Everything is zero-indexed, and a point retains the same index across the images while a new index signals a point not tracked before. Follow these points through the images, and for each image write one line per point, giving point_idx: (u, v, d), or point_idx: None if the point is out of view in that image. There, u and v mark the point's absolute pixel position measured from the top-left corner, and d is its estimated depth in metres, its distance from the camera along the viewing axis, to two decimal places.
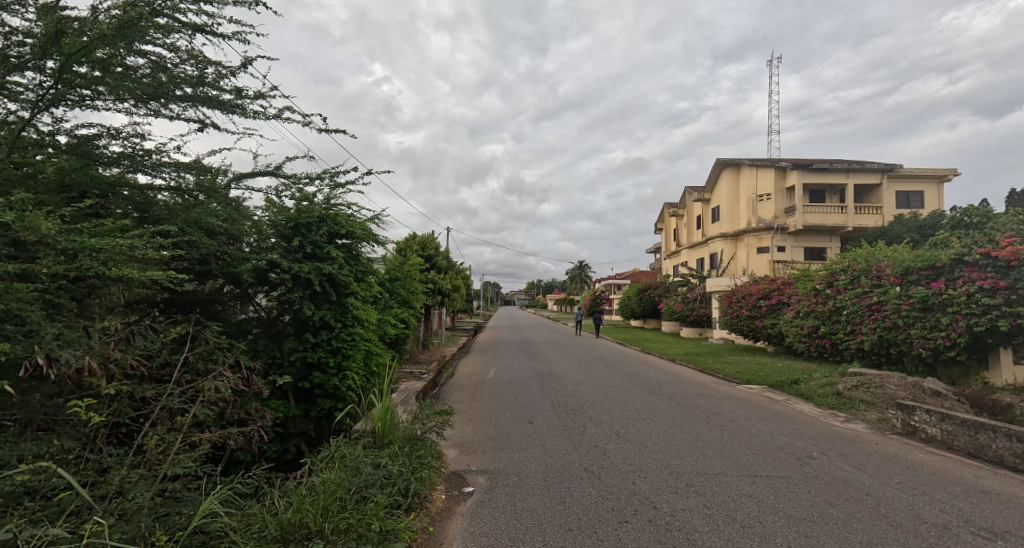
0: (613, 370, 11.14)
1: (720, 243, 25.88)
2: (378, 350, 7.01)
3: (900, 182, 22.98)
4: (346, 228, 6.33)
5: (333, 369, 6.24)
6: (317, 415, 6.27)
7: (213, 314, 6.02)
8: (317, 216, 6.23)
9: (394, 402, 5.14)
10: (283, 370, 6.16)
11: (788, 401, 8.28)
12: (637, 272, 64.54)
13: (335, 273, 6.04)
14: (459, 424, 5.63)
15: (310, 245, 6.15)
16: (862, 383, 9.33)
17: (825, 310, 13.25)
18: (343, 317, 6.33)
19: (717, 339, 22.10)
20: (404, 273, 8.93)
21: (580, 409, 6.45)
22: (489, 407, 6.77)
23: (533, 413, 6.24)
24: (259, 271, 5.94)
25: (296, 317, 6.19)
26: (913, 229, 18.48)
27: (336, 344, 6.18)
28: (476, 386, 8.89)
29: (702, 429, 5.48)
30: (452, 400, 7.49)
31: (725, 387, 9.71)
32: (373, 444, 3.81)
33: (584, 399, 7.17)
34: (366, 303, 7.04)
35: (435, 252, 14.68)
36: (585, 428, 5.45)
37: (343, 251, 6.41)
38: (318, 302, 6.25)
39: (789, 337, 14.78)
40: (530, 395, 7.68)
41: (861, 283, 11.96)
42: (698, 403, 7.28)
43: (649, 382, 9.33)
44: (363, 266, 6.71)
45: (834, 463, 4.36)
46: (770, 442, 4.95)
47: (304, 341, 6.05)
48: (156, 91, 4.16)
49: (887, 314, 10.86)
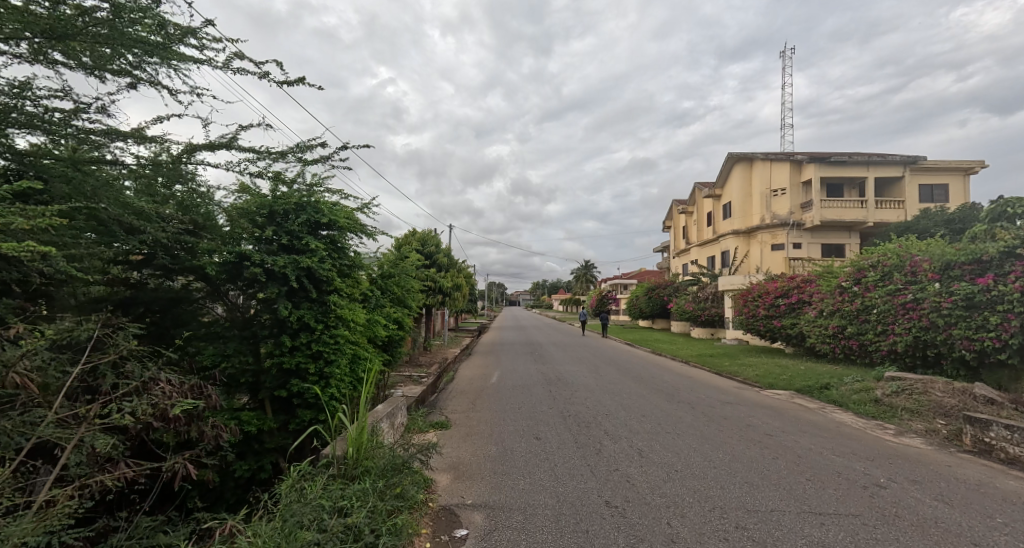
0: (626, 374, 10.34)
1: (732, 240, 25.01)
2: (367, 354, 6.30)
3: (923, 175, 21.95)
4: (327, 216, 5.66)
5: (315, 375, 5.54)
6: (297, 428, 5.54)
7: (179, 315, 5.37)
8: (295, 203, 5.56)
9: (379, 416, 4.41)
10: (258, 377, 5.46)
11: (824, 410, 7.44)
12: (643, 272, 63.54)
13: (314, 267, 5.34)
14: (456, 441, 4.91)
15: (287, 236, 5.45)
16: (903, 389, 8.48)
17: (852, 308, 12.38)
18: (325, 317, 5.62)
19: (731, 339, 21.19)
20: (397, 269, 8.19)
21: (594, 422, 5.67)
22: (491, 418, 6.03)
23: (541, 426, 5.48)
24: (226, 267, 5.23)
25: (271, 315, 5.49)
26: (941, 223, 17.52)
27: (316, 348, 5.46)
28: (478, 392, 8.16)
29: (739, 447, 4.69)
30: (450, 409, 6.76)
31: (749, 393, 8.90)
32: (343, 476, 3.08)
33: (597, 409, 6.41)
34: (353, 301, 6.31)
35: (435, 249, 14.05)
36: (602, 446, 4.68)
37: (325, 243, 5.71)
38: (295, 301, 5.55)
39: (811, 338, 13.91)
40: (536, 403, 6.93)
41: (894, 279, 11.10)
42: (725, 413, 6.49)
43: (666, 388, 8.55)
44: (348, 260, 6.00)
45: (911, 494, 3.55)
46: (822, 466, 4.16)
47: (281, 344, 5.35)
48: (61, 31, 3.44)
49: (925, 313, 10.01)
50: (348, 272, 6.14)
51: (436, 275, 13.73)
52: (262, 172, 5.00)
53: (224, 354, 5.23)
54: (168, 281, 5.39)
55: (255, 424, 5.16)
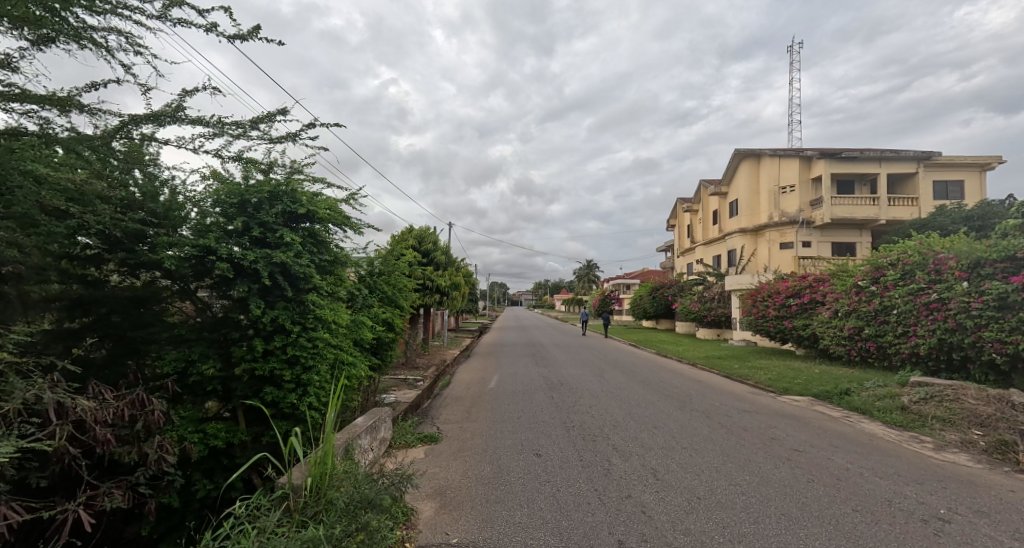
0: (632, 379, 9.77)
1: (739, 239, 24.41)
2: (352, 359, 5.75)
3: (938, 171, 21.30)
4: (305, 207, 5.14)
5: (290, 382, 4.99)
6: (271, 441, 5.00)
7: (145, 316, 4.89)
8: (270, 192, 5.03)
9: (356, 432, 3.87)
10: (229, 384, 4.93)
11: (850, 419, 6.85)
12: (648, 273, 63.03)
13: (289, 262, 4.78)
14: (446, 459, 4.37)
15: (260, 227, 4.90)
16: (932, 395, 7.88)
17: (870, 309, 11.79)
18: (302, 318, 5.08)
19: (738, 340, 20.57)
20: (388, 266, 7.65)
21: (600, 435, 5.12)
22: (486, 430, 5.48)
23: (541, 441, 4.93)
24: (189, 262, 4.64)
25: (241, 315, 4.93)
26: (959, 221, 16.89)
27: (292, 352, 4.92)
28: (474, 399, 7.61)
29: (766, 468, 4.12)
30: (444, 418, 6.21)
31: (765, 399, 8.33)
32: (299, 513, 2.53)
33: (605, 419, 5.85)
34: (336, 302, 5.76)
35: (433, 247, 13.56)
36: (610, 466, 4.13)
37: (303, 236, 5.17)
38: (267, 301, 5.00)
39: (825, 340, 13.31)
40: (538, 412, 6.37)
41: (916, 278, 10.50)
42: (745, 423, 5.91)
43: (676, 394, 7.97)
44: (330, 256, 5.46)
45: (983, 531, 2.97)
46: (866, 492, 3.60)
47: (253, 349, 4.80)
48: None
49: (951, 314, 9.41)
50: (328, 269, 5.62)
51: (433, 273, 13.18)
52: (227, 154, 4.52)
53: (186, 359, 4.66)
54: (133, 278, 4.87)
55: (224, 438, 4.64)
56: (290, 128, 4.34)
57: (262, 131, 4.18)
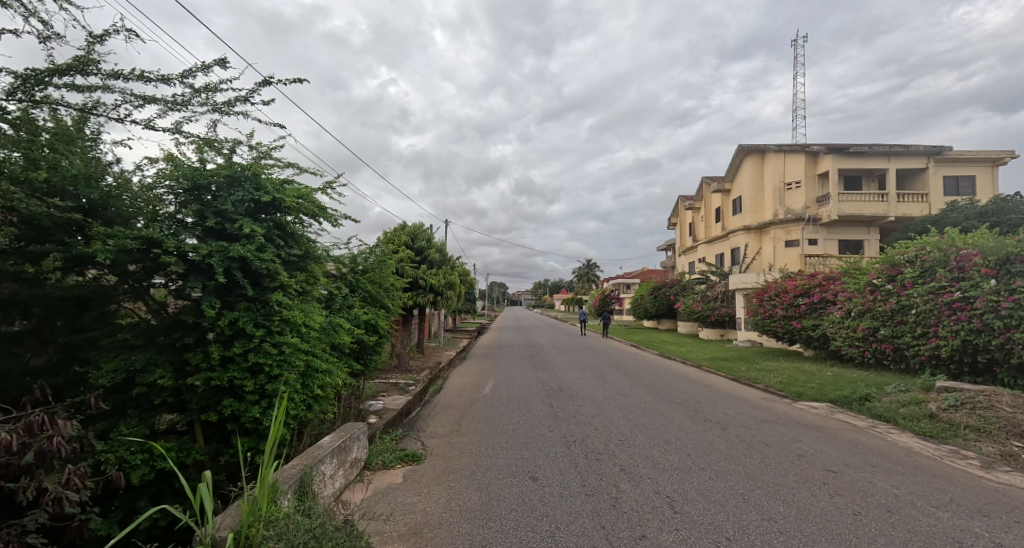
0: (638, 384, 9.17)
1: (743, 236, 23.82)
2: (326, 366, 5.16)
3: (949, 166, 20.72)
4: (269, 195, 4.55)
5: (253, 394, 4.40)
6: (229, 461, 4.43)
7: (93, 320, 4.23)
8: (227, 176, 4.46)
9: (318, 455, 3.29)
10: (182, 396, 4.33)
11: (877, 430, 6.25)
12: (649, 272, 62.18)
13: (248, 257, 4.17)
14: (427, 485, 3.77)
15: (216, 216, 4.30)
16: (961, 402, 7.27)
17: (885, 309, 11.20)
18: (267, 320, 4.49)
19: (743, 341, 19.98)
20: (372, 263, 7.07)
21: (605, 455, 4.51)
22: (477, 445, 4.88)
23: (538, 461, 4.34)
24: (129, 255, 3.92)
25: (194, 317, 4.30)
26: (974, 216, 16.36)
27: (253, 360, 4.32)
28: (466, 407, 7.02)
29: (802, 498, 3.50)
30: (431, 432, 5.59)
31: (781, 407, 7.72)
32: None
33: (610, 433, 5.24)
34: (309, 301, 5.17)
35: (427, 245, 12.98)
36: (619, 495, 3.52)
37: (268, 226, 4.57)
38: (225, 303, 4.40)
39: (837, 342, 12.73)
40: (535, 423, 5.77)
41: (937, 276, 9.92)
42: (766, 436, 5.30)
43: (684, 401, 7.38)
44: (300, 250, 4.86)
45: None
46: (928, 530, 2.99)
47: (210, 357, 4.19)
48: None
49: (976, 313, 8.82)
50: (298, 265, 5.03)
51: (427, 272, 12.54)
52: (168, 127, 4.43)
53: (129, 370, 3.97)
54: (83, 274, 4.17)
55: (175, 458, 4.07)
56: (238, 97, 4.55)
57: (209, 101, 4.39)
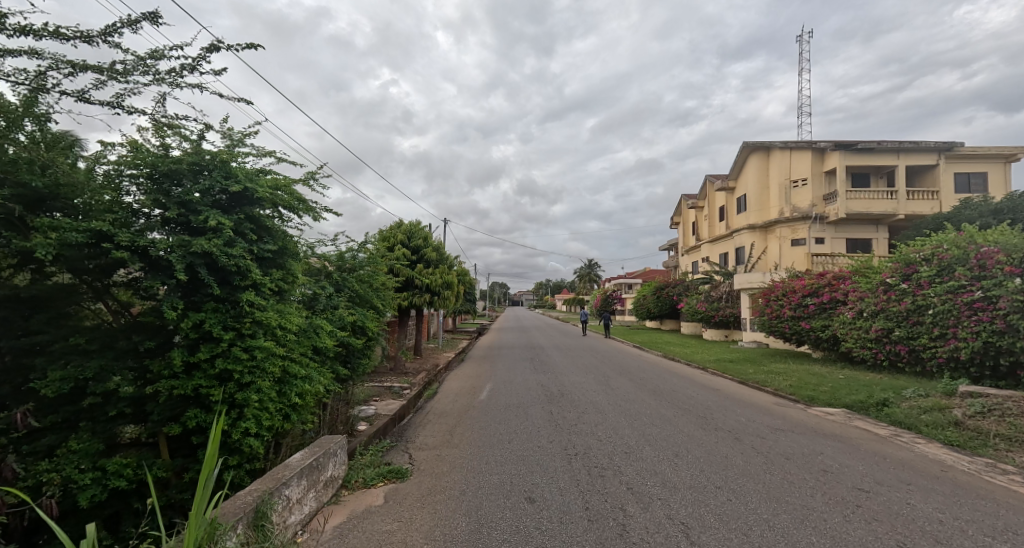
0: (642, 388, 8.76)
1: (748, 236, 23.38)
2: (306, 372, 4.75)
3: (960, 163, 20.24)
4: (239, 184, 4.14)
5: (221, 403, 3.99)
6: (196, 477, 4.02)
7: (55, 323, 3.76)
8: (192, 164, 4.04)
9: (283, 477, 2.89)
10: (143, 405, 3.92)
11: (902, 439, 5.80)
12: (650, 272, 61.76)
13: (214, 252, 3.76)
14: (409, 509, 3.35)
15: (179, 207, 3.90)
16: (989, 409, 6.80)
17: (899, 309, 10.76)
18: (238, 322, 4.09)
19: (749, 342, 19.56)
20: (362, 261, 6.69)
21: (611, 471, 4.08)
22: (469, 459, 4.48)
23: (535, 478, 3.92)
24: (78, 250, 3.50)
25: (156, 319, 3.88)
26: (987, 214, 15.91)
27: (220, 367, 3.91)
28: (460, 415, 6.62)
29: (837, 526, 3.05)
30: (420, 443, 5.18)
31: (795, 413, 7.29)
32: None
33: (615, 446, 4.81)
34: (287, 302, 4.77)
35: (424, 243, 12.52)
36: (626, 521, 3.10)
37: (238, 218, 4.15)
38: (190, 303, 3.99)
39: (848, 343, 12.31)
40: (533, 433, 5.35)
41: (956, 275, 9.48)
42: (785, 449, 4.86)
43: (692, 407, 6.95)
44: (275, 245, 4.45)
45: None
46: None
47: (172, 363, 3.78)
48: None
49: (999, 314, 8.38)
50: (274, 262, 4.63)
51: (422, 272, 12.13)
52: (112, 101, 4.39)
53: (79, 378, 3.55)
54: (39, 276, 3.68)
55: (133, 475, 3.66)
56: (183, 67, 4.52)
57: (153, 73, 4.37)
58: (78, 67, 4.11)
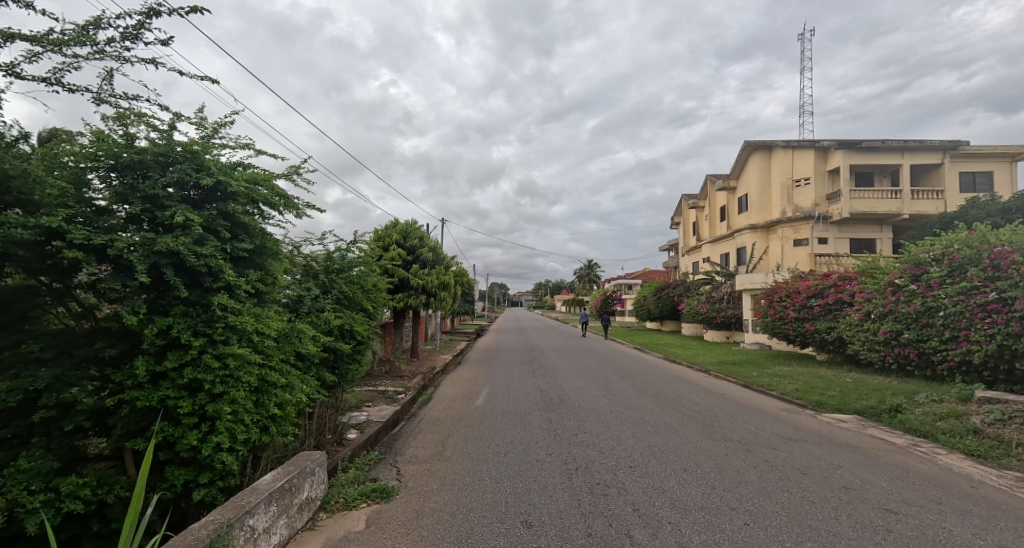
0: (645, 393, 8.44)
1: (749, 236, 23.10)
2: (287, 380, 4.41)
3: (965, 162, 19.96)
4: (212, 177, 3.82)
5: (191, 415, 3.65)
6: (163, 497, 3.66)
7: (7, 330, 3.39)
8: (160, 156, 3.72)
9: (248, 505, 2.57)
10: (104, 419, 3.59)
11: (921, 450, 5.47)
12: (650, 273, 61.49)
13: (181, 252, 3.45)
14: (392, 535, 3.03)
15: (144, 202, 3.58)
16: (1009, 416, 6.48)
17: (908, 311, 10.44)
18: (209, 328, 3.77)
19: (751, 344, 19.26)
20: (351, 260, 6.33)
21: (615, 490, 3.75)
22: (460, 475, 4.15)
23: (532, 499, 3.58)
24: (26, 250, 3.16)
25: (119, 324, 3.54)
26: (995, 213, 15.61)
27: (189, 376, 3.58)
28: (454, 423, 6.28)
29: None
30: (410, 456, 4.84)
31: (804, 420, 6.97)
32: None
33: (619, 459, 4.48)
34: (265, 305, 4.46)
35: (419, 243, 12.21)
36: None
37: (209, 214, 3.83)
38: (156, 307, 3.67)
39: (855, 345, 12.01)
40: (532, 445, 5.02)
41: (968, 275, 9.17)
42: (800, 462, 4.54)
43: (697, 415, 6.63)
44: (252, 244, 4.14)
45: None
46: None
47: (135, 373, 3.45)
48: None
49: (1015, 316, 8.05)
50: (251, 262, 4.31)
51: (417, 272, 11.78)
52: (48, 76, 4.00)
53: (29, 389, 3.20)
54: None
55: (92, 495, 3.34)
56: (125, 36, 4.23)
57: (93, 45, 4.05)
58: (3, 36, 3.75)
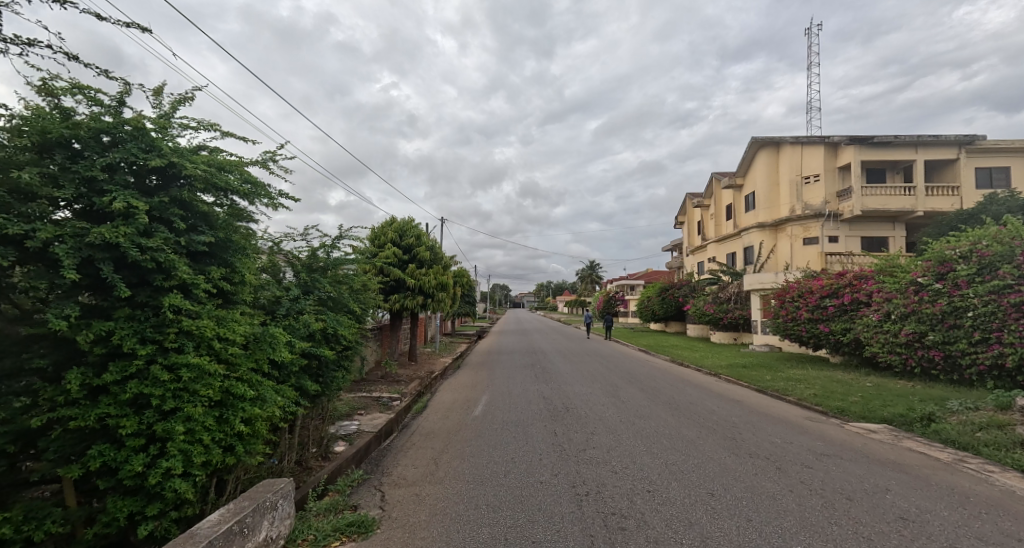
0: (656, 401, 7.87)
1: (757, 235, 22.52)
2: (257, 392, 3.88)
3: (981, 156, 19.33)
4: (164, 158, 3.29)
5: (137, 436, 3.12)
6: (104, 532, 3.11)
7: None
8: (101, 133, 3.20)
9: None
10: (36, 441, 3.05)
11: (970, 467, 4.91)
12: (653, 273, 60.73)
13: (122, 244, 2.92)
14: None
15: (81, 186, 3.05)
16: None
17: (933, 311, 9.85)
18: (159, 333, 3.24)
19: (760, 346, 18.69)
20: (336, 258, 5.81)
21: (633, 523, 3.19)
22: (453, 503, 3.60)
23: (536, 535, 3.01)
24: None
25: (50, 331, 3.00)
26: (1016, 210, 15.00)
27: (132, 390, 3.04)
28: (449, 436, 5.73)
29: None
30: (398, 477, 4.29)
31: (833, 430, 6.39)
32: None
33: (636, 483, 3.92)
34: (232, 306, 3.93)
35: (416, 241, 11.67)
36: None
37: (160, 201, 3.31)
38: (96, 311, 3.15)
39: (874, 347, 11.41)
40: (535, 464, 4.46)
41: (1000, 273, 8.58)
42: (841, 485, 3.96)
43: (716, 426, 6.08)
44: (213, 236, 3.60)
45: None
46: None
47: (67, 388, 2.92)
48: None
49: None
50: (215, 257, 3.78)
51: (413, 272, 11.26)
52: None
53: None
54: None
55: (13, 531, 2.78)
56: None
57: None
58: None
